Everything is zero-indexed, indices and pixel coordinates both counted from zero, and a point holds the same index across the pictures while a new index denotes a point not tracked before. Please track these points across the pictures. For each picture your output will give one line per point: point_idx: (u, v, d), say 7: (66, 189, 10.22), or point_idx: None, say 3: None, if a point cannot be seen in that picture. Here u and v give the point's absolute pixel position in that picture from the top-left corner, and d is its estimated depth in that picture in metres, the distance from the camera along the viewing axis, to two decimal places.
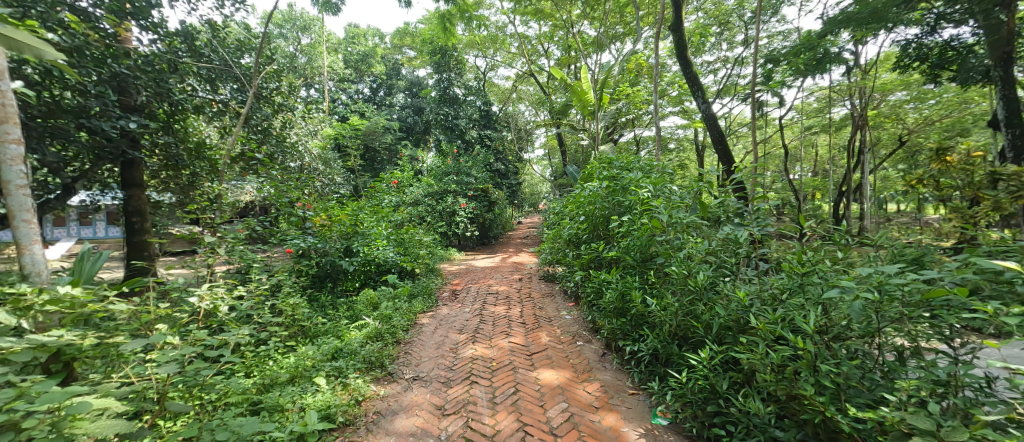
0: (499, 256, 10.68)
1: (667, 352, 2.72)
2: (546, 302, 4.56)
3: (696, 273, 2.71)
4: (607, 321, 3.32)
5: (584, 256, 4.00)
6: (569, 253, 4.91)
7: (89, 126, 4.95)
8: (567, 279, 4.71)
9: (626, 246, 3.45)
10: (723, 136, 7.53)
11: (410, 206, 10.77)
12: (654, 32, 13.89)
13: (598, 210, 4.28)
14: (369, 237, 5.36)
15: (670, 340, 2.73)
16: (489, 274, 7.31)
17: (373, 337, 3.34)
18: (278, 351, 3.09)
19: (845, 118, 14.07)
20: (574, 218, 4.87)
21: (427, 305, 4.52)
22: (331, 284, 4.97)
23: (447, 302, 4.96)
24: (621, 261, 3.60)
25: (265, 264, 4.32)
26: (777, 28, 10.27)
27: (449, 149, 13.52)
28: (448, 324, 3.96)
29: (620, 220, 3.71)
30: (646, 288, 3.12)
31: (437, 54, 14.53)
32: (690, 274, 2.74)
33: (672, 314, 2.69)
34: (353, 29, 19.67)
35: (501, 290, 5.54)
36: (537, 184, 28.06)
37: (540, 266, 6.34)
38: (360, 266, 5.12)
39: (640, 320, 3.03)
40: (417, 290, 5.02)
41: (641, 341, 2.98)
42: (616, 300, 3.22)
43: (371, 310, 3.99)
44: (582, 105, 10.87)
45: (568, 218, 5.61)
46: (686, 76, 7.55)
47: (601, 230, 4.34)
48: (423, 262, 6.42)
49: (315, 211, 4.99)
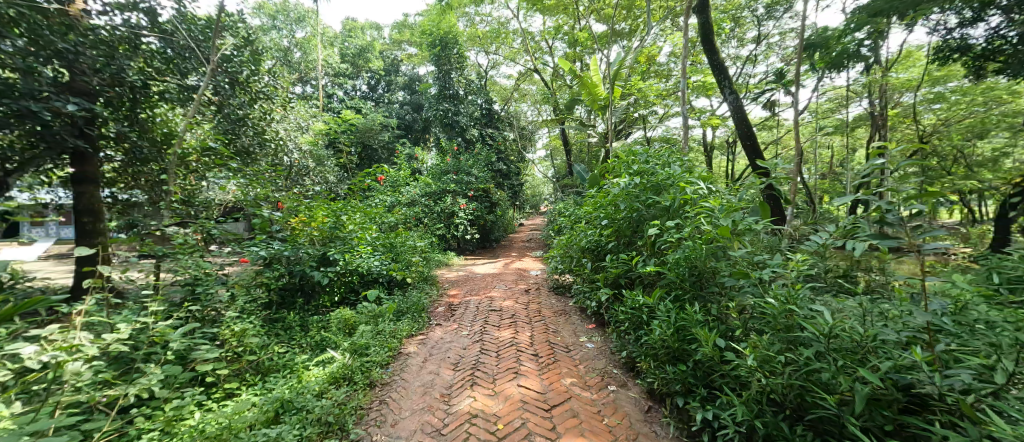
0: (501, 262, 9.90)
1: (767, 427, 2.01)
2: (561, 323, 3.77)
3: (811, 315, 2.03)
4: (654, 365, 2.57)
5: (611, 271, 3.24)
6: (587, 262, 4.13)
7: (19, 110, 4.02)
8: (586, 295, 3.93)
9: (674, 261, 2.69)
10: (752, 133, 6.77)
11: (405, 207, 10.01)
12: (664, 27, 13.16)
13: (626, 212, 3.51)
14: (350, 243, 4.59)
15: (766, 408, 2.03)
16: (491, 283, 6.52)
17: (338, 381, 2.58)
18: (197, 406, 2.34)
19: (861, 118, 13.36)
20: (595, 221, 4.08)
21: (417, 326, 3.74)
22: (306, 297, 4.18)
23: (442, 320, 4.18)
24: (663, 280, 2.83)
25: (220, 277, 3.55)
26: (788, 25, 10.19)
27: (449, 147, 12.76)
28: (440, 355, 3.18)
29: (661, 226, 2.94)
30: (715, 326, 2.40)
31: (437, 45, 13.73)
32: (794, 313, 2.07)
33: (782, 375, 1.99)
34: (349, 23, 18.95)
35: (506, 303, 4.77)
36: (538, 185, 27.24)
37: (549, 275, 5.56)
38: (341, 276, 4.34)
39: (713, 372, 2.30)
40: (407, 307, 4.23)
41: (717, 402, 2.26)
42: (670, 338, 2.47)
43: (345, 337, 3.21)
44: (592, 100, 10.07)
45: (584, 220, 4.82)
46: (711, 64, 6.82)
47: (630, 238, 3.56)
48: (417, 270, 5.65)
49: (285, 212, 4.19)
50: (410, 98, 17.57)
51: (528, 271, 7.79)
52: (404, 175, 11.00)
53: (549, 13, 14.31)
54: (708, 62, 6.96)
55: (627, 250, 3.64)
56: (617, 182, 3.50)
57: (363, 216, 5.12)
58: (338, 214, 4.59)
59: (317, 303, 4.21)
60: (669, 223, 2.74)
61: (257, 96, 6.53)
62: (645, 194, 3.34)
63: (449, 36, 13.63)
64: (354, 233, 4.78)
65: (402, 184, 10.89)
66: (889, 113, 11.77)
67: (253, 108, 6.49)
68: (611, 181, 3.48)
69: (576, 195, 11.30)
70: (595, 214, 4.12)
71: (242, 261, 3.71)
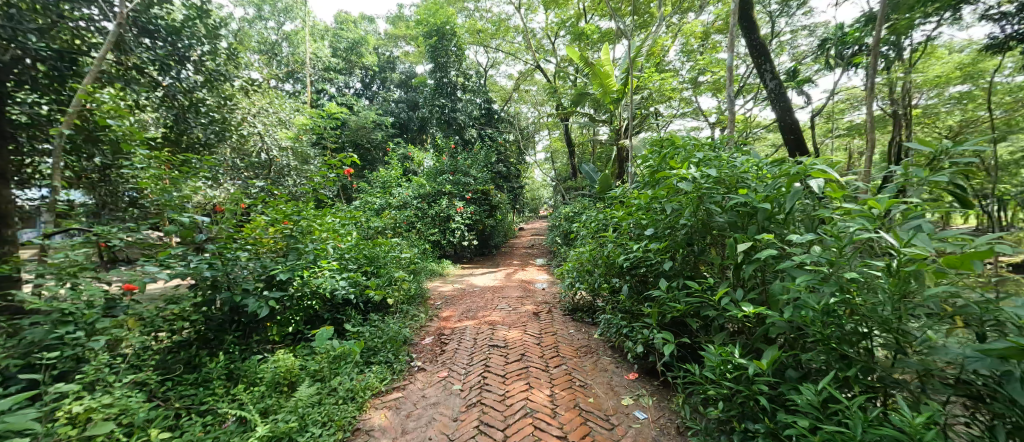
0: (502, 271, 8.90)
1: None
2: (588, 370, 2.78)
3: None
4: None
5: (679, 306, 2.24)
6: (625, 286, 3.12)
7: None
8: (624, 331, 2.92)
9: (818, 306, 1.71)
10: (798, 124, 5.81)
11: (395, 211, 9.00)
12: (675, 21, 12.24)
13: (687, 218, 2.47)
14: (311, 258, 3.54)
15: None
16: (492, 300, 5.51)
17: None
18: None
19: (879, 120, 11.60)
20: (635, 231, 3.04)
21: (388, 377, 2.76)
22: (247, 333, 3.08)
23: (426, 361, 3.17)
24: (778, 330, 1.87)
25: (117, 310, 2.46)
26: (810, 19, 9.80)
27: (446, 145, 11.78)
28: (417, 437, 2.22)
29: (763, 241, 1.95)
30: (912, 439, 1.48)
31: (432, 36, 12.71)
32: None
33: None
34: (342, 16, 17.89)
35: (513, 333, 3.73)
36: (538, 188, 26.25)
37: (563, 293, 4.53)
38: (297, 301, 3.28)
39: None
40: (379, 341, 3.18)
41: None
42: None
43: (277, 408, 2.24)
44: (603, 92, 9.02)
45: (611, 226, 3.78)
46: (752, 46, 5.84)
47: (694, 255, 2.51)
48: (402, 290, 4.59)
49: (218, 220, 3.12)
50: (407, 95, 16.62)
51: (533, 285, 6.78)
52: (395, 175, 10.10)
53: (553, 6, 13.31)
54: (746, 45, 5.99)
55: (691, 274, 2.62)
56: (680, 172, 2.44)
57: (333, 222, 4.06)
58: (299, 218, 3.50)
59: (258, 341, 3.08)
60: (800, 239, 1.74)
61: (221, 80, 5.33)
62: (726, 191, 2.30)
63: (445, 26, 12.59)
64: (319, 243, 3.70)
65: (393, 185, 9.93)
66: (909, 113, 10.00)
67: (210, 93, 5.31)
68: (674, 173, 2.42)
69: (583, 198, 10.33)
70: (636, 218, 3.09)
71: (129, 287, 2.50)
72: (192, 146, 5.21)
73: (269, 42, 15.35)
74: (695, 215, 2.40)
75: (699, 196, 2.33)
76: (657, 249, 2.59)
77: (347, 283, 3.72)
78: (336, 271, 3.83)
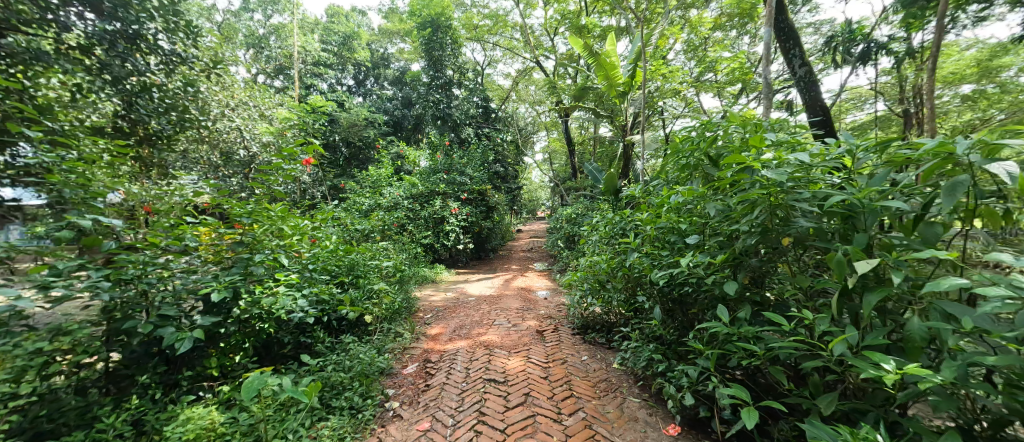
0: (500, 277, 8.28)
1: None
2: (611, 421, 2.16)
3: None
4: None
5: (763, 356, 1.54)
6: (654, 307, 2.51)
7: None
8: (656, 368, 2.29)
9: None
10: (828, 115, 5.21)
11: (384, 212, 8.34)
12: (681, 14, 11.65)
13: (754, 220, 1.82)
14: (269, 273, 2.89)
15: None
16: (489, 313, 4.88)
17: None
18: None
19: (889, 119, 11.01)
20: (673, 237, 2.41)
21: (347, 435, 2.14)
22: (175, 369, 2.44)
23: (405, 401, 2.55)
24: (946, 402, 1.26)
25: None
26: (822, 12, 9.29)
27: (440, 143, 11.14)
28: None
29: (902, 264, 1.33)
30: None
31: (426, 28, 12.06)
32: None
33: None
34: (334, 9, 17.21)
35: (514, 359, 3.09)
36: (537, 189, 25.67)
37: (571, 307, 3.90)
38: (244, 325, 2.64)
39: None
40: (345, 377, 2.53)
41: None
42: None
43: None
44: (608, 85, 8.37)
45: (632, 230, 3.17)
46: (780, 28, 5.26)
47: (754, 269, 1.91)
48: (384, 303, 3.96)
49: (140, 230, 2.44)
50: (401, 92, 15.98)
51: (534, 294, 6.17)
52: (386, 173, 9.46)
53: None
54: (772, 26, 5.42)
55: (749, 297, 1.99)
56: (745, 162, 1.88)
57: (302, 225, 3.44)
58: (256, 220, 2.88)
59: (189, 379, 2.43)
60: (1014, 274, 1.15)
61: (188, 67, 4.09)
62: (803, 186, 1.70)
63: (440, 17, 11.94)
64: (281, 250, 3.07)
65: (383, 184, 9.28)
66: (922, 113, 9.19)
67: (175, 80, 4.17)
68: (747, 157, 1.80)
69: (586, 199, 9.73)
70: (673, 221, 2.49)
71: None
72: (155, 140, 3.83)
73: (256, 35, 14.66)
74: (761, 219, 1.81)
75: (773, 192, 1.75)
76: (706, 263, 1.97)
77: (311, 301, 3.08)
78: (303, 284, 3.20)
